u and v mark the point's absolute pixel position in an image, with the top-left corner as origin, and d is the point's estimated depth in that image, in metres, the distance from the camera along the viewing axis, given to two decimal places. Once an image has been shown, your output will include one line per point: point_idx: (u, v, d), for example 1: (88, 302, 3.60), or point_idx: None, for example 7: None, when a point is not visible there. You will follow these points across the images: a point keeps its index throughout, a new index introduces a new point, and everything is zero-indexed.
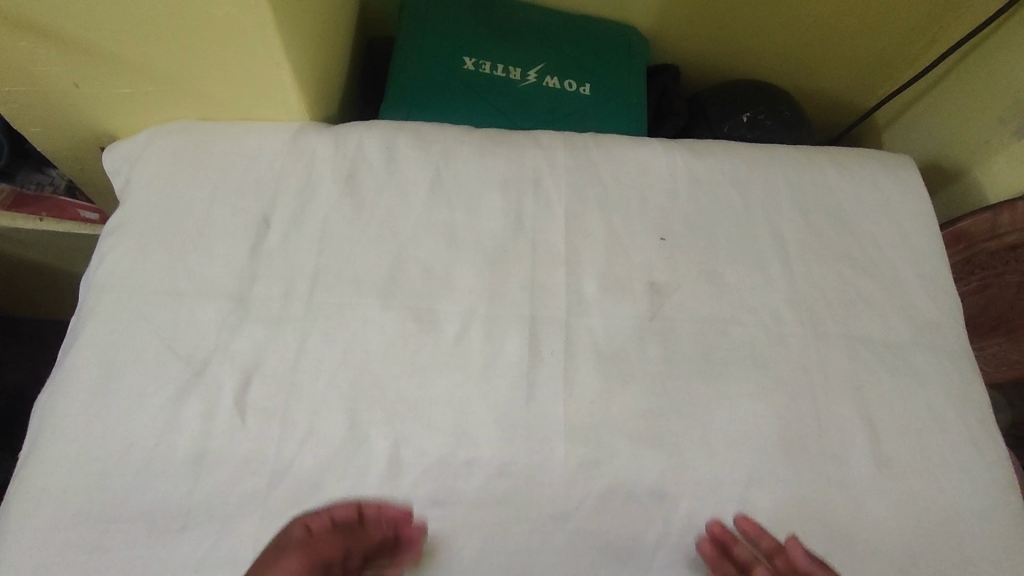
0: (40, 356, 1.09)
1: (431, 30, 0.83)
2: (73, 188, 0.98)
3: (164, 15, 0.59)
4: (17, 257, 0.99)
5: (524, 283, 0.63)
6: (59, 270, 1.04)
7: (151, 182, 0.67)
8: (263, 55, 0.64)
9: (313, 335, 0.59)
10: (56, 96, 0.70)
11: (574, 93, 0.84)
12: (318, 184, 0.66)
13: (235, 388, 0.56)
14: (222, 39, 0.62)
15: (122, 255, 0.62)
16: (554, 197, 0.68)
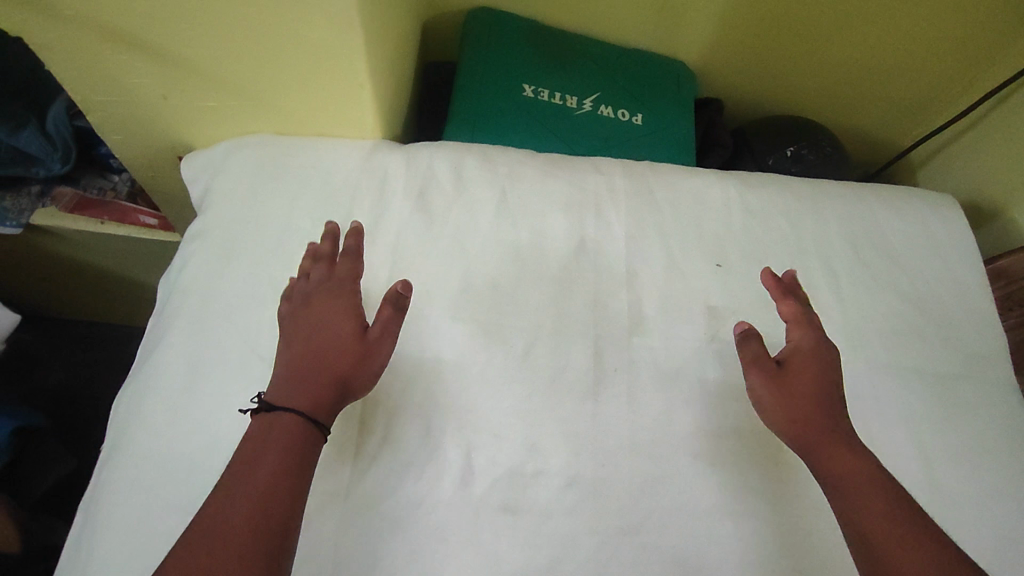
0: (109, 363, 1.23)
1: (493, 57, 0.87)
2: (134, 194, 1.07)
3: (261, 38, 0.63)
4: (87, 261, 1.11)
5: (588, 302, 0.66)
6: (125, 277, 1.16)
7: (232, 192, 0.71)
8: (347, 78, 0.68)
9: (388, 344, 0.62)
10: (142, 107, 0.75)
11: (627, 122, 0.88)
12: (392, 200, 0.70)
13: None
14: (311, 61, 0.66)
15: (207, 260, 0.66)
16: (614, 220, 0.71)
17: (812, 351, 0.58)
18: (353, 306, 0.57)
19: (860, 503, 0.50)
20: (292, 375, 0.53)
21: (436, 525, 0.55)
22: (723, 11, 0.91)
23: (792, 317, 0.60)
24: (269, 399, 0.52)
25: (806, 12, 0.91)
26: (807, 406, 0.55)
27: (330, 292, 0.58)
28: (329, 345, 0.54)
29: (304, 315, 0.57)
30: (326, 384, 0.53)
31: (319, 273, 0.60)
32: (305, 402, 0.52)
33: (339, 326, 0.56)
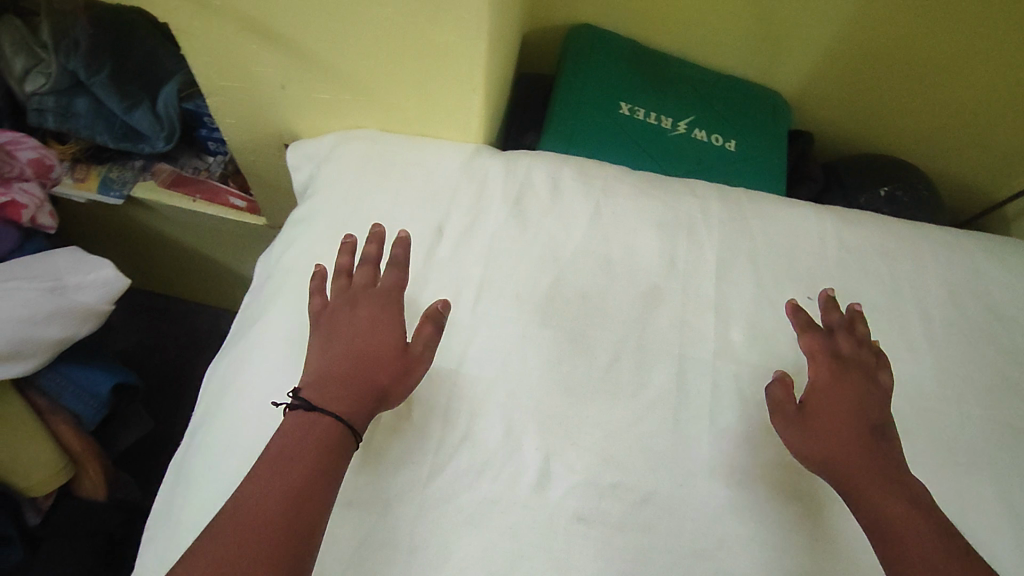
0: (188, 342, 1.31)
1: (592, 72, 0.88)
2: (227, 176, 1.13)
3: (388, 38, 0.67)
4: (176, 238, 1.19)
5: (675, 320, 0.66)
6: (208, 258, 1.23)
7: (338, 182, 0.74)
8: (461, 82, 0.71)
9: (478, 342, 0.63)
10: (261, 94, 0.79)
11: (721, 147, 0.88)
12: (489, 203, 0.72)
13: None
14: (431, 62, 0.69)
15: (310, 244, 0.69)
16: (706, 243, 0.71)
17: (831, 387, 0.58)
18: (397, 319, 0.60)
19: (902, 538, 0.50)
20: (332, 376, 0.55)
21: (511, 524, 0.55)
22: (824, 46, 0.91)
23: (813, 350, 0.60)
24: (307, 395, 0.54)
25: (908, 54, 0.90)
26: (833, 448, 0.54)
27: (377, 300, 0.60)
28: (372, 353, 0.57)
29: (349, 317, 0.59)
30: (365, 393, 0.55)
31: (364, 277, 0.62)
32: (344, 406, 0.53)
33: (383, 336, 0.58)
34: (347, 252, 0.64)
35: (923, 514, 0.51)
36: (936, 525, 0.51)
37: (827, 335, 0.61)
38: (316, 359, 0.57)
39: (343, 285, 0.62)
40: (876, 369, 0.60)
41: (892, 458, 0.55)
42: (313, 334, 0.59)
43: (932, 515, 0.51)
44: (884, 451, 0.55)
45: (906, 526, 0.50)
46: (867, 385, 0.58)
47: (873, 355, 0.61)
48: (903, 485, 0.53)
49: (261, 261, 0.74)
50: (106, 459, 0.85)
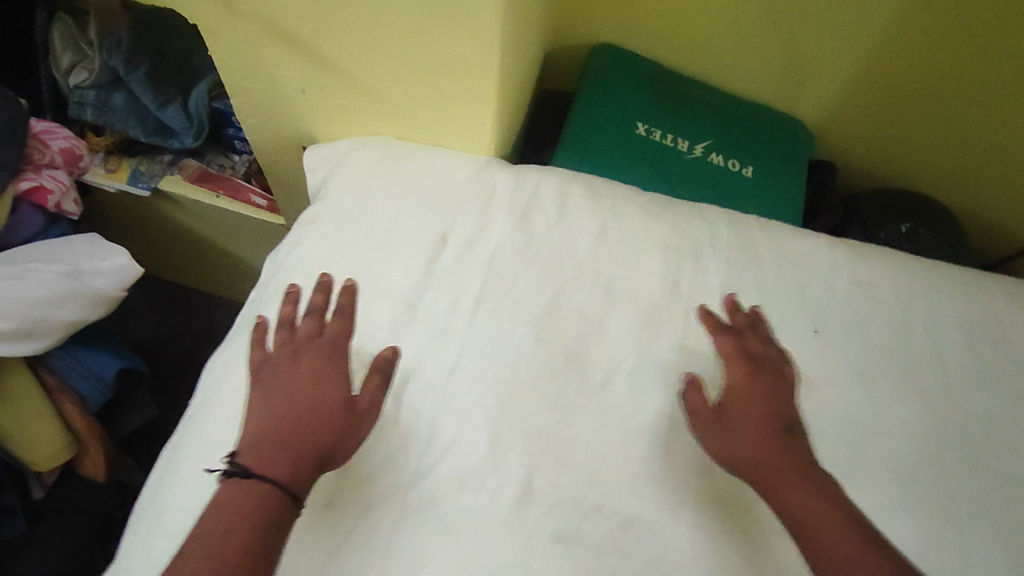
0: (205, 334, 1.34)
1: (610, 91, 0.88)
2: (251, 175, 1.17)
3: (404, 48, 0.68)
4: (198, 232, 1.22)
5: (673, 344, 0.65)
6: (229, 254, 1.26)
7: (349, 186, 0.75)
8: (474, 94, 0.72)
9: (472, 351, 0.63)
10: (283, 97, 0.82)
11: (736, 173, 0.87)
12: (494, 215, 0.73)
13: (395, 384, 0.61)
14: (445, 73, 0.70)
15: (316, 245, 0.70)
16: (711, 267, 0.70)
17: (745, 389, 0.57)
18: (342, 371, 0.57)
19: (819, 533, 0.50)
20: (271, 437, 0.52)
21: (489, 539, 0.54)
22: (849, 77, 0.89)
23: (725, 353, 0.60)
24: (245, 459, 0.50)
25: (932, 90, 0.88)
26: (750, 448, 0.54)
27: (320, 352, 0.58)
28: (314, 410, 0.54)
29: (290, 373, 0.56)
30: (308, 453, 0.52)
31: (309, 327, 0.60)
32: (284, 469, 0.50)
33: (327, 391, 0.55)
34: (292, 302, 0.62)
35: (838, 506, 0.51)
36: (852, 519, 0.50)
37: (739, 338, 0.61)
38: (254, 419, 0.54)
39: (285, 337, 0.60)
40: (782, 366, 0.59)
41: (803, 456, 0.54)
42: (252, 391, 0.57)
43: (847, 509, 0.51)
44: (798, 449, 0.54)
45: (821, 519, 0.50)
46: (778, 386, 0.58)
47: (780, 355, 0.61)
48: (818, 481, 0.52)
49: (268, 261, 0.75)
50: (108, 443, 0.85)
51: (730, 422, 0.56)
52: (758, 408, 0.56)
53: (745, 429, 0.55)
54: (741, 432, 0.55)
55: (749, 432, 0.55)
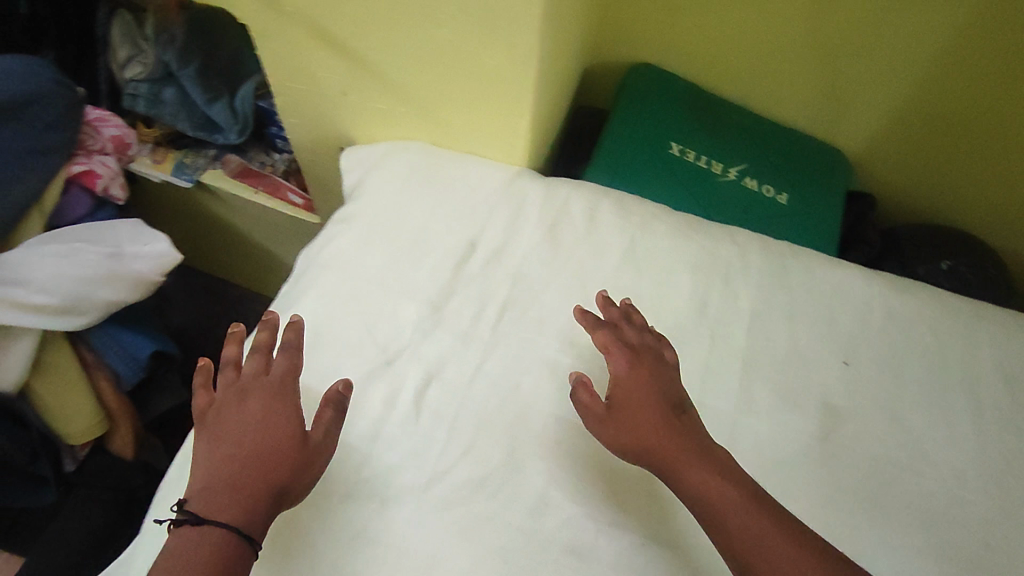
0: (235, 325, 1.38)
1: (646, 110, 0.88)
2: (289, 173, 1.19)
3: (443, 56, 0.70)
4: (236, 227, 1.25)
5: (697, 366, 0.64)
6: (263, 250, 1.29)
7: (382, 188, 0.76)
8: (509, 105, 0.72)
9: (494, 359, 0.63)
10: (324, 98, 0.84)
11: (771, 199, 0.85)
12: (524, 224, 0.73)
13: (414, 386, 0.62)
14: (483, 83, 0.71)
15: (345, 244, 0.72)
16: (740, 291, 0.69)
17: (629, 376, 0.58)
18: (293, 407, 0.55)
19: (718, 508, 0.51)
20: (220, 481, 0.50)
21: (500, 546, 0.54)
22: (889, 112, 0.89)
23: (606, 345, 0.60)
24: (194, 506, 0.49)
25: (969, 130, 0.87)
26: (642, 435, 0.54)
27: (266, 390, 0.55)
28: (266, 451, 0.52)
29: (237, 414, 0.54)
30: (261, 494, 0.50)
31: (254, 366, 0.57)
32: (237, 513, 0.49)
33: (277, 428, 0.53)
34: (235, 341, 0.59)
35: (732, 479, 0.52)
36: (743, 485, 0.52)
37: (615, 328, 0.61)
38: (201, 464, 0.52)
39: (231, 377, 0.57)
40: (659, 348, 0.61)
41: (694, 430, 0.55)
42: (198, 435, 0.54)
43: (736, 477, 0.53)
44: (686, 426, 0.55)
45: (719, 496, 0.51)
46: (659, 366, 0.59)
47: (655, 337, 0.62)
48: (709, 454, 0.54)
49: (301, 257, 0.76)
50: (139, 420, 0.86)
51: (622, 411, 0.56)
52: (644, 391, 0.57)
53: (635, 418, 0.55)
54: (633, 420, 0.55)
55: (639, 421, 0.55)
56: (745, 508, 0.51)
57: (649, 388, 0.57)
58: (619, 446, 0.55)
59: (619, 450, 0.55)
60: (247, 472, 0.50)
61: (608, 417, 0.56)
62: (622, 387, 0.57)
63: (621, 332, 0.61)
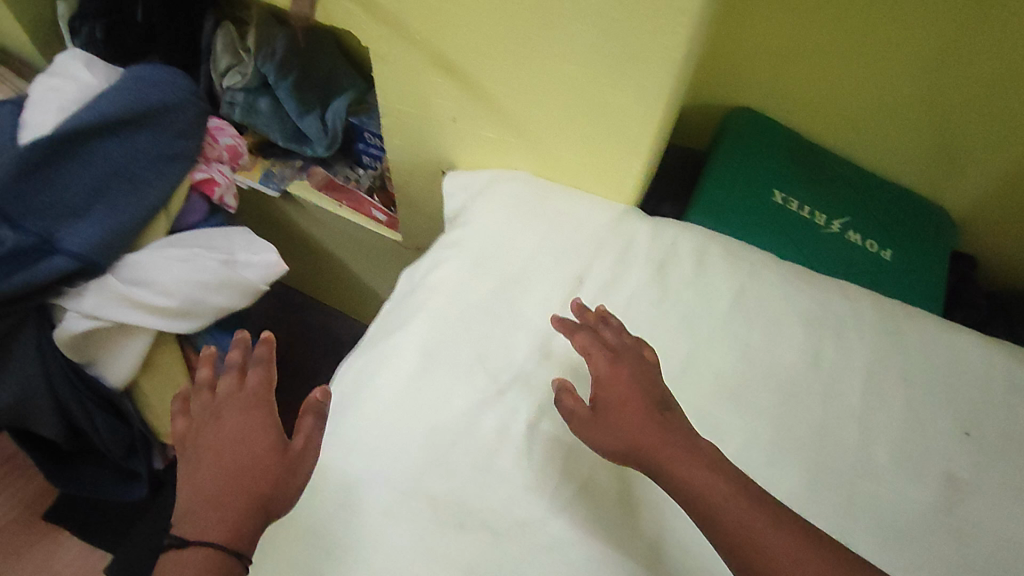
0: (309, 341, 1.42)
1: (750, 154, 0.88)
2: (372, 190, 1.22)
3: (565, 93, 0.71)
4: (316, 238, 1.29)
5: (812, 423, 0.63)
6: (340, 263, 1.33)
7: (491, 215, 0.77)
8: (626, 146, 0.73)
9: None
10: (432, 123, 0.85)
11: (875, 255, 0.84)
12: (632, 263, 0.73)
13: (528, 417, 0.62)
14: (602, 122, 0.72)
15: (454, 269, 0.72)
16: (854, 349, 0.67)
17: (612, 377, 0.58)
18: (268, 417, 0.56)
19: (709, 497, 0.50)
20: (204, 500, 0.50)
21: None
22: (1002, 174, 0.87)
23: (587, 349, 0.61)
24: (181, 529, 0.49)
25: None
26: (630, 432, 0.54)
27: (242, 404, 0.56)
28: (245, 465, 0.52)
29: (214, 432, 0.54)
30: (246, 508, 0.51)
31: (228, 383, 0.58)
32: (223, 528, 0.49)
33: (255, 441, 0.54)
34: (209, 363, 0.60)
35: (723, 473, 0.51)
36: (730, 477, 0.51)
37: (595, 332, 0.63)
38: (185, 486, 0.52)
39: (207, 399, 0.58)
40: (638, 348, 0.62)
41: (680, 424, 0.55)
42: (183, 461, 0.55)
43: (730, 472, 0.52)
44: (671, 421, 0.55)
45: (709, 488, 0.50)
46: (640, 368, 0.59)
47: (635, 340, 0.63)
48: (699, 450, 0.53)
49: (405, 275, 0.78)
50: None
51: (607, 408, 0.57)
52: (627, 389, 0.57)
53: (620, 413, 0.56)
54: (616, 415, 0.56)
55: (624, 417, 0.55)
56: (739, 503, 0.50)
57: (633, 382, 0.58)
58: (606, 446, 0.55)
59: (604, 447, 0.55)
60: (227, 488, 0.51)
61: (592, 416, 0.57)
62: (602, 387, 0.58)
63: (598, 336, 0.62)
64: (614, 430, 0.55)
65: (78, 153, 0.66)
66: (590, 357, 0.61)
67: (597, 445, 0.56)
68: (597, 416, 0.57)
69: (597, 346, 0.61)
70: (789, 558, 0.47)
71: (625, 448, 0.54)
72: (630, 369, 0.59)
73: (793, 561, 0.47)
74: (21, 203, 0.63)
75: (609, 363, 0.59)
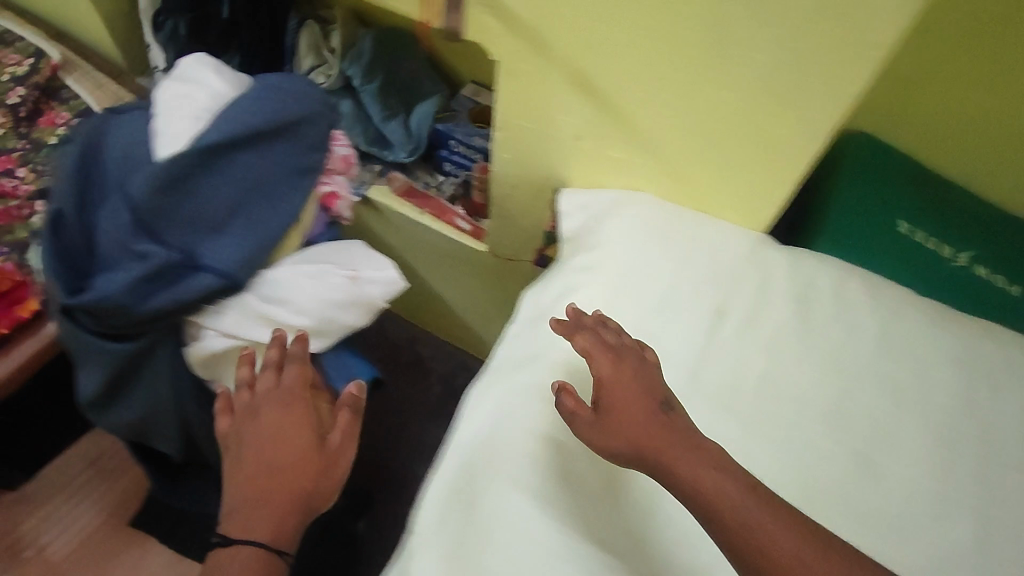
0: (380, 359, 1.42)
1: (870, 181, 0.84)
2: (455, 199, 1.20)
3: (717, 118, 0.69)
4: (390, 245, 1.26)
5: (969, 469, 0.64)
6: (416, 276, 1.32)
7: (625, 239, 0.76)
8: (770, 176, 0.72)
9: (759, 438, 0.64)
10: (552, 140, 0.83)
11: (1009, 291, 0.78)
12: (773, 296, 0.73)
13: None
14: (751, 149, 0.70)
15: (595, 295, 0.72)
16: (1005, 392, 0.68)
17: (615, 378, 0.61)
18: (304, 417, 0.65)
19: (715, 498, 0.53)
20: (251, 496, 0.60)
21: None
22: None
23: (588, 349, 0.63)
24: (231, 521, 0.59)
25: None
26: (634, 434, 0.57)
27: (278, 405, 0.65)
28: (285, 465, 0.61)
29: (254, 432, 0.63)
30: (290, 504, 0.60)
31: (266, 381, 0.66)
32: (270, 526, 0.59)
33: (294, 442, 0.63)
34: (247, 362, 0.67)
35: (728, 472, 0.54)
36: (735, 476, 0.54)
37: (597, 333, 0.64)
38: (231, 481, 0.61)
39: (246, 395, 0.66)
40: (638, 350, 0.64)
41: (683, 424, 0.58)
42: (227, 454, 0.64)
43: (735, 471, 0.55)
44: (676, 422, 0.58)
45: (716, 490, 0.53)
46: (642, 367, 0.62)
47: (634, 341, 0.65)
48: (704, 450, 0.56)
49: (528, 294, 0.77)
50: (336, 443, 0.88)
51: (605, 411, 0.59)
52: (628, 391, 0.60)
53: (622, 418, 0.58)
54: (617, 419, 0.58)
55: (625, 422, 0.58)
56: (743, 501, 0.53)
57: (633, 385, 0.61)
58: (606, 448, 0.58)
59: (605, 449, 0.58)
60: (272, 487, 0.60)
61: (596, 421, 0.59)
62: (602, 391, 0.61)
63: (598, 337, 0.64)
64: (616, 435, 0.58)
65: (219, 165, 0.64)
66: (591, 358, 0.62)
67: (598, 447, 0.58)
68: (599, 425, 0.59)
69: (598, 348, 0.63)
70: (788, 554, 0.50)
71: (630, 450, 0.57)
72: (633, 372, 0.61)
73: (791, 557, 0.50)
74: (165, 219, 0.62)
75: (608, 364, 0.62)
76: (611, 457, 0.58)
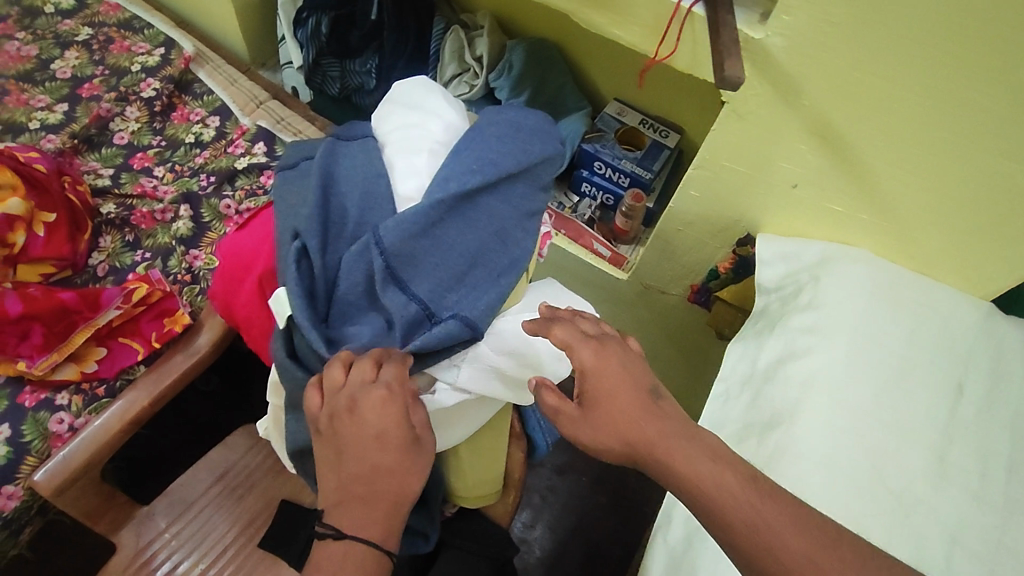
0: None
1: None
2: (591, 221, 1.12)
3: (971, 187, 0.67)
4: None
5: None
6: None
7: (848, 300, 0.73)
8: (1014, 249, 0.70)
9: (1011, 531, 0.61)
10: (761, 185, 0.79)
11: None
12: (1007, 372, 0.69)
13: (939, 546, 0.60)
14: (996, 223, 0.68)
15: (828, 361, 0.69)
16: None
17: (603, 369, 0.55)
18: (402, 413, 0.55)
19: (720, 500, 0.48)
20: (353, 494, 0.54)
21: None
22: None
23: (568, 341, 0.56)
24: (335, 520, 0.53)
25: None
26: (624, 427, 0.52)
27: (378, 401, 0.54)
28: (385, 466, 0.54)
29: (354, 428, 0.54)
30: (392, 505, 0.54)
31: (360, 373, 0.54)
32: (377, 529, 0.53)
33: (393, 440, 0.54)
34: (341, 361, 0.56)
35: (725, 465, 0.50)
36: (733, 467, 0.50)
37: (574, 323, 0.58)
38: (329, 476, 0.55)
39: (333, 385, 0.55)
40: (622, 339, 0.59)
41: (672, 414, 0.54)
42: (322, 441, 0.56)
43: (735, 462, 0.51)
44: (666, 412, 0.54)
45: (716, 488, 0.49)
46: (626, 355, 0.56)
47: (614, 330, 0.59)
48: (700, 441, 0.52)
49: (736, 344, 0.77)
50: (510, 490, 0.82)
51: (586, 405, 0.54)
52: (616, 380, 0.54)
53: (605, 415, 0.53)
54: (600, 414, 0.53)
55: (610, 418, 0.53)
56: (744, 494, 0.48)
57: (617, 371, 0.55)
58: (597, 445, 0.53)
59: (595, 446, 0.53)
60: (375, 488, 0.53)
61: (578, 418, 0.54)
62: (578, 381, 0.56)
63: (570, 326, 0.57)
64: (605, 432, 0.53)
65: (466, 210, 0.59)
66: (568, 350, 0.56)
67: (585, 444, 0.54)
68: (577, 420, 0.54)
69: (574, 336, 0.56)
70: (798, 553, 0.46)
71: (619, 445, 0.53)
72: (622, 361, 0.56)
73: (805, 558, 0.46)
74: (414, 265, 0.58)
75: (585, 352, 0.55)
76: (595, 452, 0.54)
